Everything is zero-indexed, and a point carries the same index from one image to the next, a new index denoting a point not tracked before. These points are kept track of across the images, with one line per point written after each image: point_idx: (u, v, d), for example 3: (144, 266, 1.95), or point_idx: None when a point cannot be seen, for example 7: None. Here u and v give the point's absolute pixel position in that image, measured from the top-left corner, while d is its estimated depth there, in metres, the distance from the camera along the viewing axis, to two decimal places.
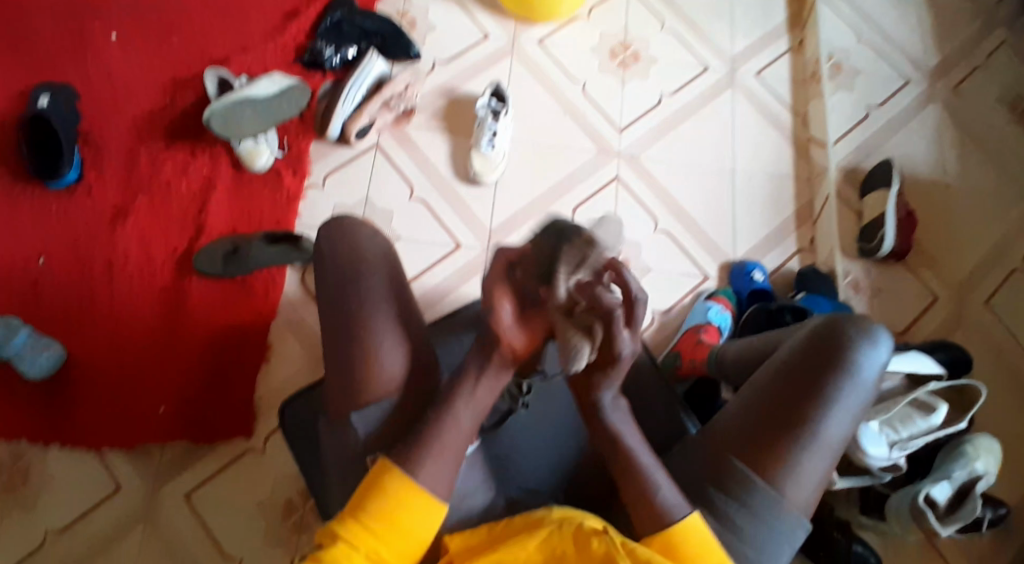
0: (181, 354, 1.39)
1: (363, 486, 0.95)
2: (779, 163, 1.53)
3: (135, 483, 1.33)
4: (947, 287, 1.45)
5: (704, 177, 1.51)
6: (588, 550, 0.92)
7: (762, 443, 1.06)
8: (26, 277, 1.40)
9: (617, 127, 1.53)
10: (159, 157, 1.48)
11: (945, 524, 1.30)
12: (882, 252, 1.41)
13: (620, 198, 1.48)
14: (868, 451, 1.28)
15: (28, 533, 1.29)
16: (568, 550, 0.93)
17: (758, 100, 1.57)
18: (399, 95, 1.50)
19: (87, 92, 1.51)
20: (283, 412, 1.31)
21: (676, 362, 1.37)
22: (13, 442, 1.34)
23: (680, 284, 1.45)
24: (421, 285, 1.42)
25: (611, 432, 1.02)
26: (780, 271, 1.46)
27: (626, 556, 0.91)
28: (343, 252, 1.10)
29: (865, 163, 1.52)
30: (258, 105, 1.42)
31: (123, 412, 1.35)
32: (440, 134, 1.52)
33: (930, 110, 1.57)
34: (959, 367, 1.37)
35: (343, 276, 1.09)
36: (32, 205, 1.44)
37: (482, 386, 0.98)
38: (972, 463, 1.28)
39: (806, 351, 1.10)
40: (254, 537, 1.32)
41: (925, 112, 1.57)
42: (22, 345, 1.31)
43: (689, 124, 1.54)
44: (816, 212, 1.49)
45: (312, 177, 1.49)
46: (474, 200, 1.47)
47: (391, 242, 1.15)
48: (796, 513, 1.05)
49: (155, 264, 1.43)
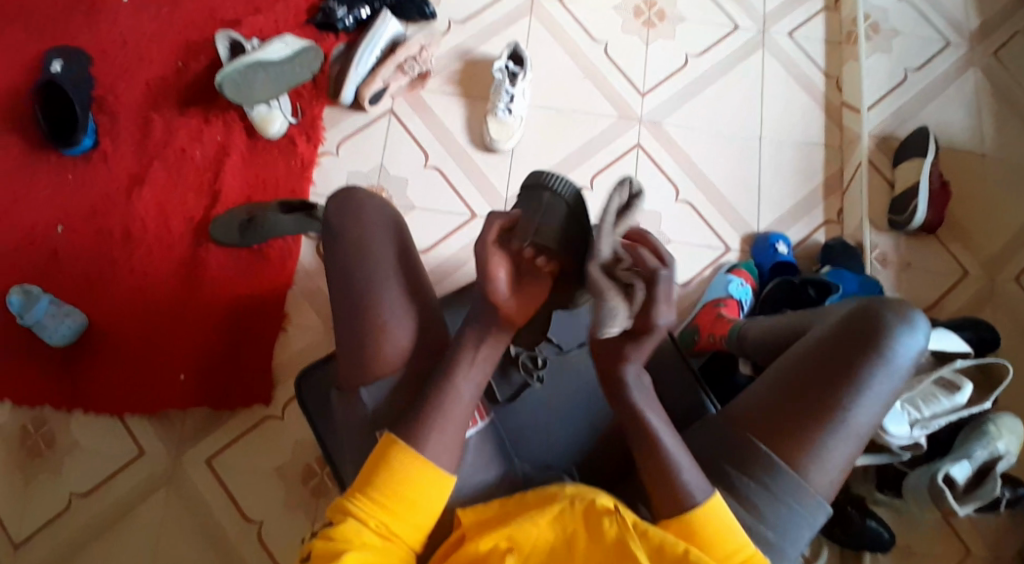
0: (201, 322, 1.40)
1: (371, 460, 0.95)
2: (808, 129, 1.47)
3: (158, 449, 1.37)
4: (978, 263, 1.40)
5: (728, 145, 1.46)
6: (599, 530, 0.91)
7: (786, 427, 1.03)
8: (45, 245, 1.41)
9: (640, 92, 1.48)
10: (173, 124, 1.47)
11: (964, 504, 1.27)
12: (913, 224, 1.37)
13: (641, 166, 1.44)
14: (889, 430, 1.24)
15: (56, 496, 1.34)
16: (578, 528, 0.92)
17: (788, 62, 1.51)
18: (413, 57, 1.45)
19: (100, 57, 1.50)
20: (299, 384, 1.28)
21: (694, 336, 1.35)
22: (36, 408, 1.37)
23: (700, 257, 1.41)
24: (435, 257, 1.40)
25: (631, 408, 1.01)
26: (805, 243, 1.42)
27: (638, 538, 0.89)
28: (350, 234, 1.09)
29: (899, 131, 1.46)
30: (269, 69, 1.38)
31: (145, 379, 1.38)
32: (457, 99, 1.49)
33: (969, 75, 1.50)
34: (986, 344, 1.32)
35: (350, 258, 1.08)
36: (50, 173, 1.45)
37: (482, 355, 1.02)
38: (994, 442, 1.26)
39: (839, 332, 1.06)
40: (275, 502, 1.36)
41: (963, 78, 1.49)
42: (43, 314, 1.32)
43: (716, 88, 1.49)
44: (846, 181, 1.44)
45: (326, 144, 1.47)
46: (490, 168, 1.44)
47: (398, 223, 1.14)
48: (819, 498, 1.03)
49: (172, 233, 1.43)
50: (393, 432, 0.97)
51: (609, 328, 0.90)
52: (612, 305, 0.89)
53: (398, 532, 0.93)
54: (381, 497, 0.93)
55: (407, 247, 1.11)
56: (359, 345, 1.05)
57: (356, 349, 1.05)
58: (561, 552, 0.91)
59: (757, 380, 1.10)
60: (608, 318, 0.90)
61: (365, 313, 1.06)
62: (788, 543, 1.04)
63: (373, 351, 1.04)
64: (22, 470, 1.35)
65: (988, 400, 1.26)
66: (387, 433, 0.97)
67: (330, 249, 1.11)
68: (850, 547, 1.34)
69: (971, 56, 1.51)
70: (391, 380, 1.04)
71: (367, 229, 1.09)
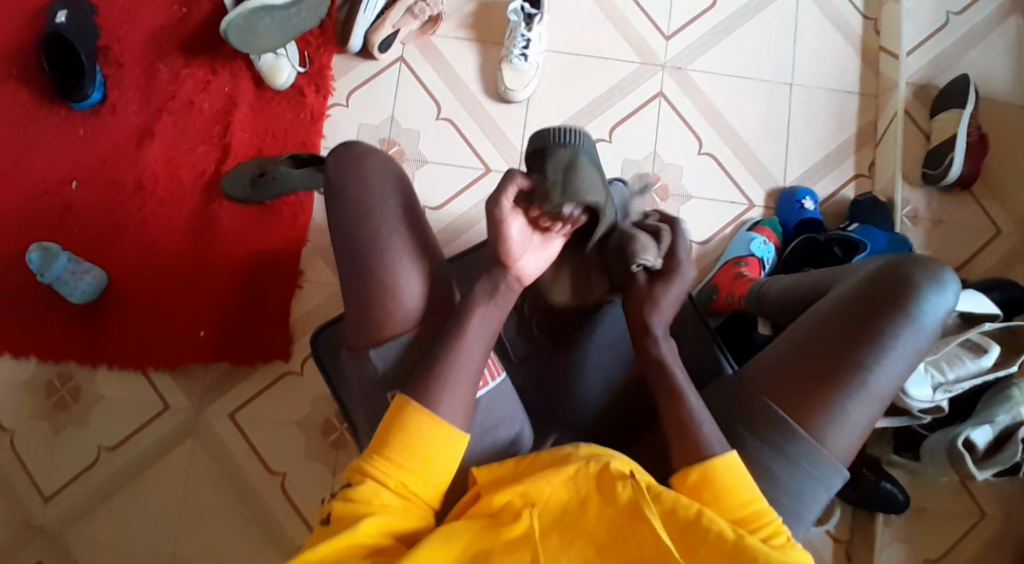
0: (217, 279, 1.41)
1: (384, 424, 0.94)
2: (843, 76, 1.38)
3: (183, 403, 1.41)
4: (1013, 221, 1.33)
5: (756, 93, 1.38)
6: (612, 494, 0.87)
7: (806, 389, 1.00)
8: (60, 200, 1.41)
9: (664, 35, 1.39)
10: (179, 74, 1.43)
11: (982, 468, 1.26)
12: (948, 179, 1.30)
13: (662, 115, 1.37)
14: (910, 393, 1.21)
15: (87, 446, 1.39)
16: (592, 492, 0.88)
17: (825, 1, 1.41)
18: (423, 1, 1.37)
19: (102, 4, 1.45)
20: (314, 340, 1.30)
21: (712, 296, 1.31)
22: (60, 363, 1.41)
23: (722, 214, 1.36)
24: (448, 215, 1.37)
25: (659, 362, 1.04)
26: (833, 199, 1.35)
27: (652, 501, 0.87)
28: (354, 209, 1.06)
29: (937, 79, 1.37)
30: (275, 14, 1.30)
31: (166, 335, 1.40)
32: (470, 45, 1.42)
33: (1016, 19, 1.39)
34: (1015, 306, 1.28)
35: (355, 235, 1.06)
36: (60, 127, 1.43)
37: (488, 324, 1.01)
38: (1018, 408, 1.23)
39: (864, 291, 1.03)
40: (295, 453, 1.40)
41: (1009, 21, 1.39)
42: (63, 271, 1.33)
43: (746, 29, 1.40)
44: (879, 133, 1.36)
45: (335, 96, 1.42)
46: (504, 119, 1.39)
47: (405, 195, 1.11)
48: (835, 461, 1.00)
49: (185, 188, 1.42)
50: (405, 394, 0.96)
51: (647, 255, 1.06)
52: (642, 241, 1.07)
53: (415, 490, 0.92)
54: (398, 456, 0.92)
55: (419, 226, 1.08)
56: (367, 325, 1.04)
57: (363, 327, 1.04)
58: (573, 514, 0.88)
59: (776, 339, 1.07)
60: (643, 249, 1.06)
61: (373, 289, 1.04)
62: (802, 507, 1.01)
63: (382, 330, 1.04)
64: (51, 422, 1.40)
65: (1014, 362, 1.22)
66: (400, 395, 0.95)
67: (336, 222, 1.07)
68: (862, 507, 1.35)
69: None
70: (403, 340, 1.03)
71: (372, 207, 1.06)
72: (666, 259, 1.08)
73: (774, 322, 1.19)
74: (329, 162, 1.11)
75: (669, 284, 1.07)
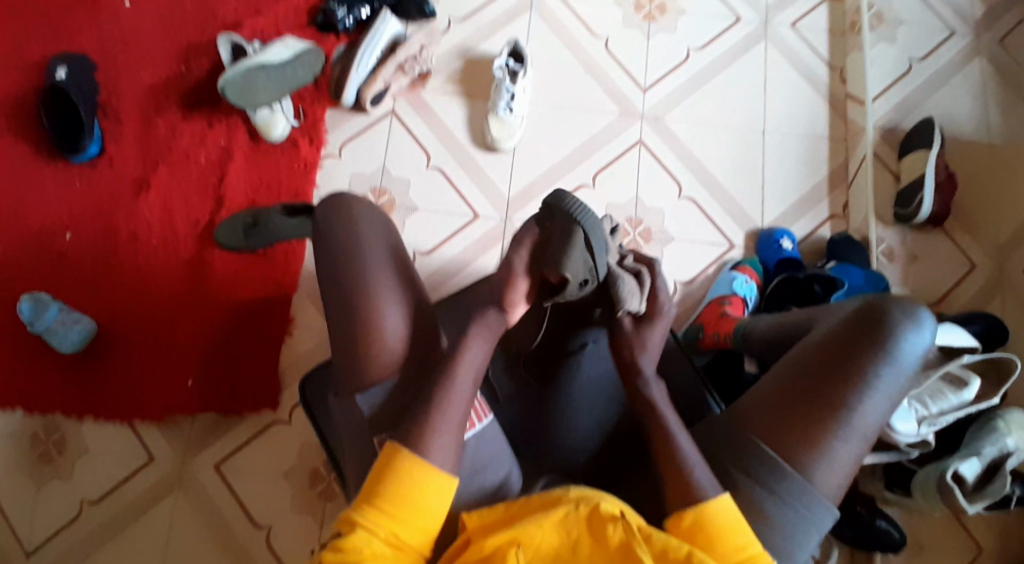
0: (207, 327, 1.42)
1: (375, 471, 0.94)
2: (814, 123, 1.45)
3: (168, 454, 1.39)
4: (985, 255, 1.38)
5: (733, 140, 1.44)
6: (603, 537, 0.87)
7: (792, 427, 1.01)
8: (53, 251, 1.43)
9: (640, 87, 1.47)
10: (177, 127, 1.48)
11: (972, 501, 1.25)
12: (919, 218, 1.35)
13: (643, 162, 1.43)
14: (896, 428, 1.21)
15: (68, 500, 1.36)
16: (583, 536, 0.88)
17: (793, 54, 1.49)
18: (413, 57, 1.45)
19: (103, 62, 1.50)
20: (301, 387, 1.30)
21: (699, 335, 1.33)
22: (46, 415, 1.39)
23: (704, 254, 1.40)
24: (438, 259, 1.40)
25: (652, 403, 1.05)
26: (810, 239, 1.40)
27: (643, 543, 0.87)
28: (342, 249, 1.09)
29: (904, 123, 1.45)
30: (271, 72, 1.38)
31: (154, 384, 1.40)
32: (457, 98, 1.48)
33: (975, 64, 1.48)
34: (995, 337, 1.31)
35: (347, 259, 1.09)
36: (57, 179, 1.46)
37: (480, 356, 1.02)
38: (1003, 439, 1.25)
39: (845, 331, 1.04)
40: (282, 503, 1.37)
41: (969, 67, 1.48)
42: (53, 320, 1.35)
43: (719, 80, 1.47)
44: (850, 175, 1.42)
45: (328, 147, 1.47)
46: (492, 168, 1.44)
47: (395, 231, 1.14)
48: (824, 499, 1.00)
49: (178, 237, 1.44)
50: (395, 441, 0.96)
51: (631, 305, 1.05)
52: (626, 287, 1.04)
53: (407, 540, 0.91)
54: (386, 504, 0.92)
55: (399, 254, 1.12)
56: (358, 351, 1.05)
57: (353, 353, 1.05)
58: (566, 558, 0.87)
59: (762, 379, 1.08)
60: (629, 297, 1.05)
61: (366, 314, 1.05)
62: (796, 549, 1.00)
63: (374, 356, 1.04)
64: (34, 475, 1.37)
65: (996, 394, 1.24)
66: (389, 443, 0.95)
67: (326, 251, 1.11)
68: (860, 546, 1.35)
69: (976, 44, 1.49)
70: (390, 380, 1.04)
71: (361, 245, 1.09)
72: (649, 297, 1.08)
73: (761, 360, 1.21)
74: (318, 212, 1.16)
75: (653, 325, 1.07)
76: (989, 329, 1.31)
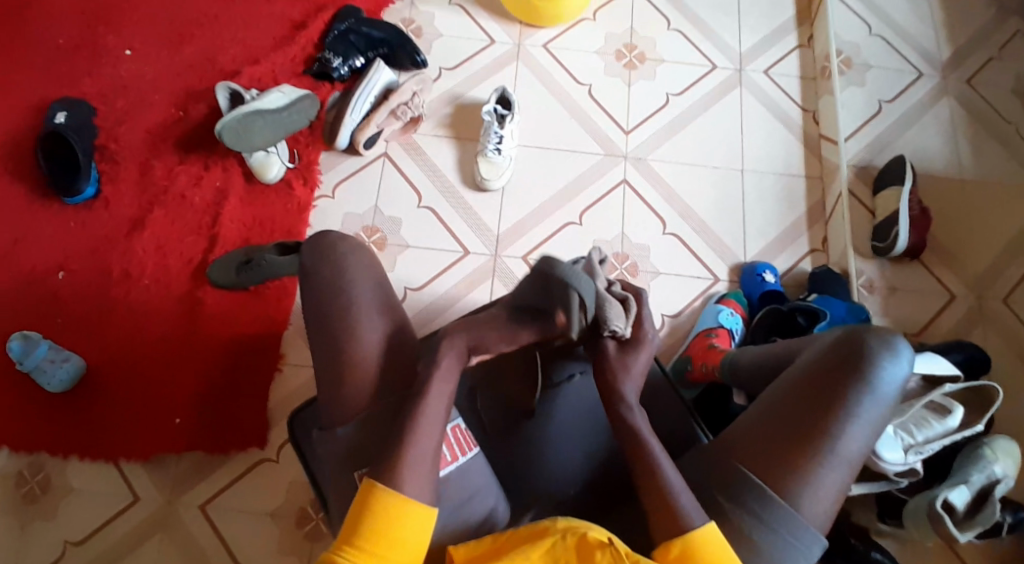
0: (196, 364, 1.41)
1: (353, 511, 0.93)
2: (789, 162, 1.53)
3: (153, 494, 1.36)
4: (962, 286, 1.43)
5: (712, 178, 1.52)
6: None
7: (776, 455, 1.00)
8: (46, 290, 1.43)
9: (624, 129, 1.54)
10: (174, 169, 1.52)
11: (963, 530, 1.21)
12: (895, 251, 1.40)
13: (627, 201, 1.49)
14: (883, 455, 1.16)
15: (50, 542, 1.33)
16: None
17: (767, 98, 1.58)
18: (406, 103, 1.50)
19: (103, 107, 1.55)
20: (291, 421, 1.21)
21: (687, 367, 1.34)
22: (31, 454, 1.37)
23: (690, 287, 1.44)
24: (431, 293, 1.43)
25: (635, 432, 1.04)
26: (792, 272, 1.46)
27: None
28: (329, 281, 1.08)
29: (876, 161, 1.51)
30: (268, 117, 1.41)
31: (141, 422, 1.38)
32: (448, 141, 1.54)
33: (944, 103, 1.56)
34: (976, 365, 1.32)
35: (331, 291, 1.08)
36: (51, 219, 1.48)
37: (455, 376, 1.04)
38: (990, 465, 1.22)
39: (825, 360, 1.04)
40: (269, 545, 1.34)
41: (939, 105, 1.56)
42: (40, 358, 1.34)
43: (697, 124, 1.55)
44: (827, 211, 1.49)
45: (322, 188, 1.51)
46: (481, 206, 1.49)
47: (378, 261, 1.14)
48: (812, 528, 0.99)
49: (171, 276, 1.46)
50: (371, 477, 0.95)
51: (616, 326, 1.07)
52: (614, 312, 1.06)
53: None
54: (368, 544, 0.91)
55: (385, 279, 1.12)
56: (348, 369, 1.04)
57: (344, 371, 1.04)
58: None
59: (747, 408, 1.08)
60: (613, 317, 1.06)
61: (357, 330, 1.05)
62: None
63: (367, 374, 1.05)
64: (16, 516, 1.34)
65: (980, 422, 1.20)
66: (366, 479, 0.95)
67: (310, 290, 1.09)
68: None
69: (944, 84, 1.58)
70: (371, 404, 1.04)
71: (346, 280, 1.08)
72: (634, 324, 1.10)
73: (750, 392, 1.20)
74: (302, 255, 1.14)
75: (639, 351, 1.10)
76: (969, 359, 1.32)
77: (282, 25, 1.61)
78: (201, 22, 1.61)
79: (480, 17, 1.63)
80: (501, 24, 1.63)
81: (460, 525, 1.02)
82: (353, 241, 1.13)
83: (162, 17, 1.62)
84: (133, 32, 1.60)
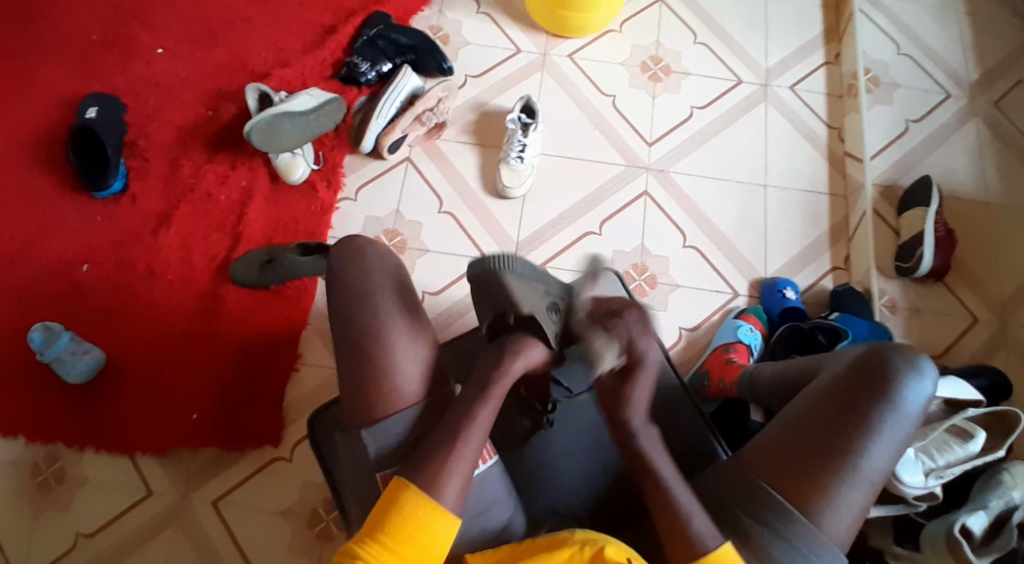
0: (214, 358, 1.42)
1: (379, 506, 0.93)
2: (814, 179, 1.53)
3: (167, 488, 1.37)
4: (985, 309, 1.41)
5: (735, 193, 1.51)
6: None
7: (797, 474, 0.99)
8: (71, 281, 1.45)
9: (646, 141, 1.55)
10: (201, 168, 1.53)
11: (980, 557, 1.16)
12: (920, 272, 1.39)
13: (648, 212, 1.49)
14: (904, 479, 1.12)
15: (63, 532, 1.34)
16: None
17: (793, 115, 1.58)
18: (431, 109, 1.51)
19: (133, 104, 1.57)
20: (311, 421, 1.20)
21: (704, 381, 1.33)
22: (49, 444, 1.38)
23: (710, 301, 1.44)
24: (450, 297, 1.44)
25: (642, 457, 1.01)
26: (813, 290, 1.45)
27: None
28: (351, 280, 1.07)
29: (902, 180, 1.50)
30: (296, 119, 1.42)
31: (160, 416, 1.39)
32: (472, 147, 1.55)
33: (972, 124, 1.55)
34: (999, 392, 1.29)
35: (352, 294, 1.07)
36: (79, 212, 1.50)
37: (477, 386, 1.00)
38: (1010, 492, 1.18)
39: (846, 377, 1.02)
40: (279, 544, 1.35)
41: (966, 127, 1.54)
42: (63, 350, 1.34)
43: (720, 138, 1.55)
44: (851, 229, 1.49)
45: (345, 190, 1.53)
46: (502, 213, 1.49)
47: (402, 262, 1.12)
48: (834, 548, 0.97)
49: (194, 272, 1.47)
50: (404, 476, 0.95)
51: (604, 362, 1.01)
52: (598, 346, 1.01)
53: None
54: (389, 541, 0.91)
55: (406, 282, 1.11)
56: (367, 369, 1.03)
57: (360, 372, 1.03)
58: None
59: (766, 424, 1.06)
60: (600, 354, 1.01)
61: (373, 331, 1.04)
62: None
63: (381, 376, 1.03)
64: (31, 505, 1.35)
65: (1001, 447, 1.17)
66: (398, 477, 0.95)
67: (334, 295, 1.08)
68: None
69: (972, 105, 1.57)
70: (394, 423, 1.02)
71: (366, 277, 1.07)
72: (627, 351, 1.01)
73: (767, 407, 1.18)
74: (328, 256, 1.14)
75: (636, 379, 1.01)
76: (993, 384, 1.29)
77: (313, 29, 1.63)
78: (232, 24, 1.64)
79: (506, 26, 1.65)
80: (527, 34, 1.64)
81: (475, 532, 1.01)
82: (379, 244, 1.12)
83: (195, 19, 1.64)
84: (167, 32, 1.63)
